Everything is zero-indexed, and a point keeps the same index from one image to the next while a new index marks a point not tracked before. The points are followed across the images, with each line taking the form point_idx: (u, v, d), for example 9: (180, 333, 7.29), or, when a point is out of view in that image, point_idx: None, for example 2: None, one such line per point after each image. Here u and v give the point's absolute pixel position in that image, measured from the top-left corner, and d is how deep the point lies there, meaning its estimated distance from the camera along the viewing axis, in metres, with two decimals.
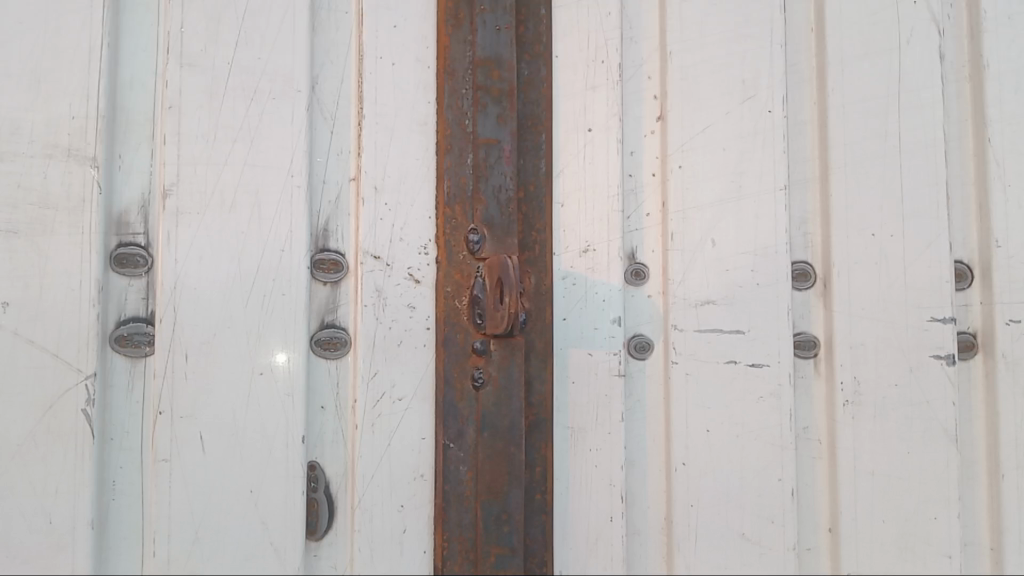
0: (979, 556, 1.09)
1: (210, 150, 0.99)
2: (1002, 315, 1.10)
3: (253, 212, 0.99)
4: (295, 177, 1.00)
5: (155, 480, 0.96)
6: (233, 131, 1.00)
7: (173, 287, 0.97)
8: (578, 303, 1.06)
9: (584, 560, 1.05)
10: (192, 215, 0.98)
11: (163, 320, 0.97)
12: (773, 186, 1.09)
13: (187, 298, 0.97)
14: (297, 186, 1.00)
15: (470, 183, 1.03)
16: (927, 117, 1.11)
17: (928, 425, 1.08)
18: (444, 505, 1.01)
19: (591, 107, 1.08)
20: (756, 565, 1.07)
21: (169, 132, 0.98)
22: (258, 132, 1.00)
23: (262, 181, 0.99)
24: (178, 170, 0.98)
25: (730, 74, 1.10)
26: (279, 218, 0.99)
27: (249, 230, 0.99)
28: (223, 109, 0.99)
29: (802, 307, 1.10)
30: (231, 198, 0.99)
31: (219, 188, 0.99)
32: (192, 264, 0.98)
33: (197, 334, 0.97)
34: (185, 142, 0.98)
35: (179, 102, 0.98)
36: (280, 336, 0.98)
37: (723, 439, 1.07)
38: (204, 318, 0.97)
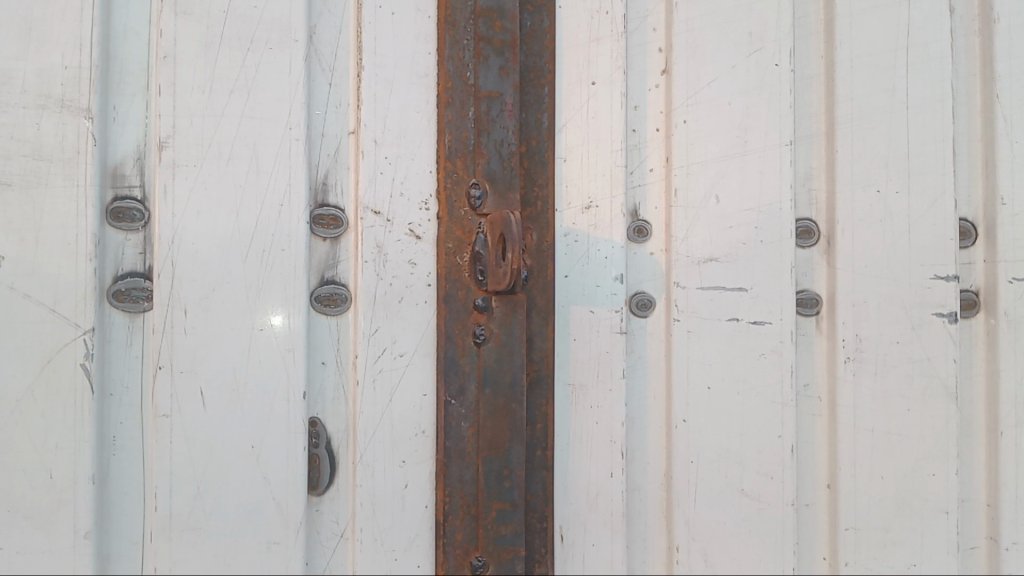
0: (975, 513, 1.10)
1: (206, 102, 0.97)
2: (1006, 273, 1.09)
3: (251, 166, 0.97)
4: (293, 130, 0.98)
5: (155, 435, 0.96)
6: (230, 82, 0.97)
7: (171, 241, 0.96)
8: (580, 260, 1.06)
9: (584, 514, 1.06)
10: (188, 167, 0.96)
11: (161, 275, 0.95)
12: (777, 142, 1.07)
13: (184, 252, 0.96)
14: (295, 140, 0.98)
15: (471, 137, 1.02)
16: (935, 72, 1.08)
17: (928, 382, 1.08)
18: (445, 460, 1.01)
19: (595, 59, 1.06)
20: (755, 520, 1.08)
21: (164, 82, 0.96)
22: (255, 83, 0.98)
23: (260, 134, 0.98)
24: (174, 122, 0.96)
25: (736, 27, 1.08)
26: (278, 172, 0.98)
27: (247, 183, 0.97)
28: (220, 59, 0.97)
29: (805, 265, 1.09)
30: (229, 150, 0.97)
31: (216, 141, 0.97)
32: (189, 218, 0.96)
33: (195, 289, 0.96)
34: (181, 93, 0.96)
35: (173, 51, 0.96)
36: (279, 292, 0.98)
37: (724, 396, 1.07)
38: (203, 274, 0.96)
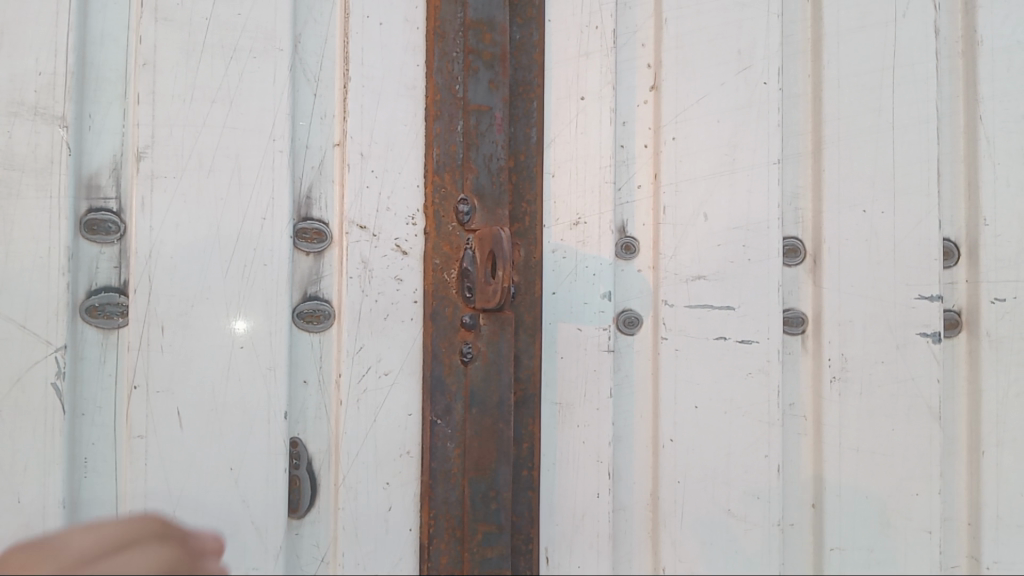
0: (957, 531, 1.11)
1: (187, 111, 0.93)
2: (988, 294, 1.10)
3: (233, 178, 0.94)
4: (277, 142, 0.95)
5: (129, 458, 0.92)
6: (212, 91, 0.94)
7: (148, 255, 0.92)
8: (568, 277, 1.04)
9: (570, 536, 1.04)
10: (167, 178, 0.93)
11: (137, 290, 0.92)
12: (766, 160, 1.07)
13: (162, 267, 0.92)
14: (279, 151, 0.95)
15: (460, 151, 1.00)
16: (921, 92, 1.09)
17: (912, 402, 1.09)
18: (431, 482, 0.98)
19: (584, 74, 1.05)
20: (741, 541, 1.07)
21: (143, 90, 0.92)
22: (238, 92, 0.95)
23: (242, 145, 0.95)
24: (153, 131, 0.93)
25: (726, 44, 1.07)
26: (261, 184, 0.95)
27: (228, 196, 0.94)
28: (201, 67, 0.94)
29: (792, 283, 1.09)
30: (210, 162, 0.94)
31: (196, 151, 0.94)
32: (168, 231, 0.93)
33: (173, 305, 0.93)
34: (160, 102, 0.93)
35: (153, 59, 0.93)
36: (261, 309, 0.94)
37: (711, 415, 1.06)
38: (181, 289, 0.93)
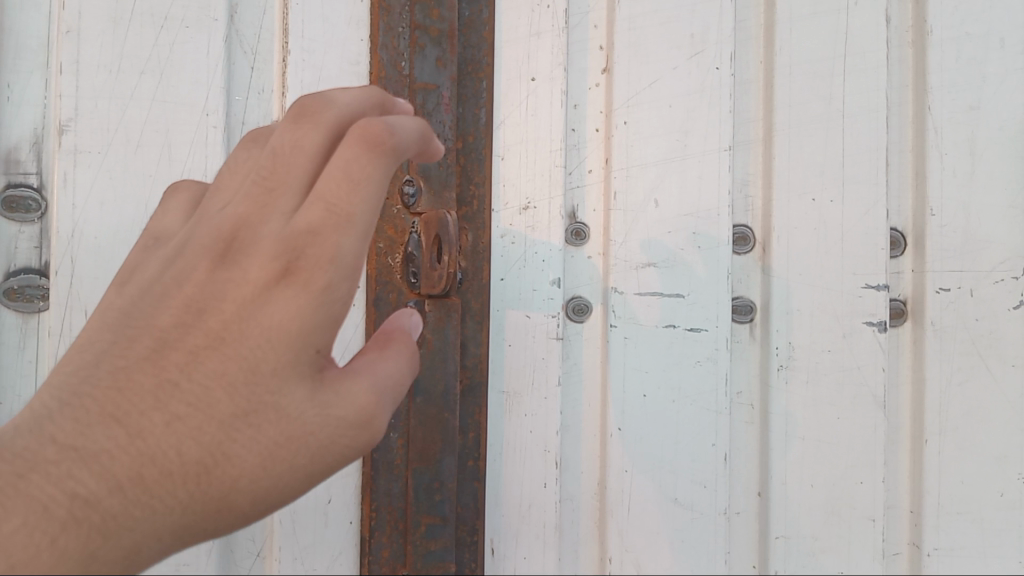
0: (899, 519, 1.12)
1: (114, 82, 0.88)
2: (933, 283, 1.10)
3: (162, 154, 0.89)
4: (210, 117, 0.91)
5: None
6: (141, 61, 0.89)
7: (70, 236, 0.87)
8: (517, 263, 1.02)
9: (516, 526, 1.03)
10: (92, 154, 0.88)
11: (59, 271, 0.87)
12: (718, 146, 1.04)
13: (86, 248, 0.88)
14: (213, 127, 0.91)
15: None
16: (872, 80, 1.08)
17: (858, 391, 1.08)
18: (373, 473, 0.96)
19: (535, 55, 1.02)
20: (688, 530, 1.06)
21: (66, 60, 0.87)
22: (169, 64, 0.90)
23: (173, 119, 0.90)
24: (77, 104, 0.87)
25: (679, 27, 1.05)
26: (193, 161, 0.90)
27: (157, 172, 0.89)
28: (129, 36, 0.89)
29: (740, 272, 1.09)
30: (138, 137, 0.89)
31: (123, 125, 0.89)
32: (93, 210, 0.88)
33: (97, 288, 0.88)
34: (84, 72, 0.88)
35: (77, 25, 0.87)
36: None
37: (659, 404, 1.05)
38: (106, 272, 0.88)
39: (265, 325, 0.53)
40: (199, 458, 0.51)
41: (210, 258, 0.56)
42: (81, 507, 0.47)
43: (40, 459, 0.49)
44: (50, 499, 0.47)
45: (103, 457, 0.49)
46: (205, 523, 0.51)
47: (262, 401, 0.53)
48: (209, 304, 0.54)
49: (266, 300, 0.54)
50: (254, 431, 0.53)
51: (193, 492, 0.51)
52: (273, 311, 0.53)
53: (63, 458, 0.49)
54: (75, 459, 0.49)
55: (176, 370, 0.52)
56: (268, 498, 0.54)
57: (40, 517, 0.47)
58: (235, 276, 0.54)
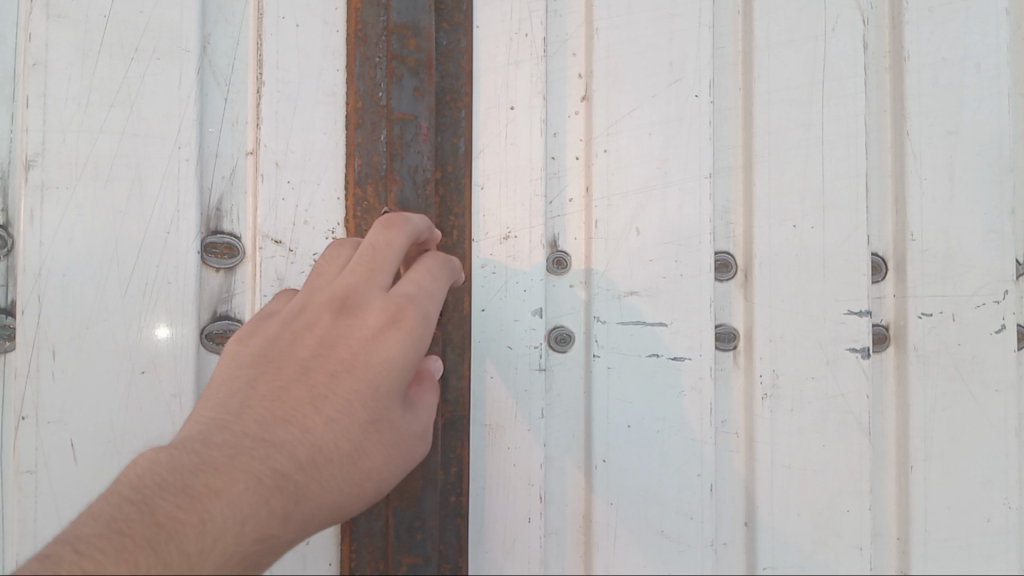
0: (888, 548, 1.10)
1: (83, 115, 0.86)
2: (915, 308, 1.10)
3: (133, 188, 0.87)
4: (183, 149, 0.89)
5: (18, 494, 0.85)
6: (111, 94, 0.87)
7: (38, 273, 0.85)
8: (498, 293, 1.01)
9: (500, 563, 1.01)
10: (60, 189, 0.86)
11: (26, 311, 0.84)
12: (698, 173, 1.04)
13: (53, 285, 0.85)
14: (185, 160, 0.89)
15: (383, 162, 0.94)
16: (850, 107, 1.08)
17: (842, 417, 1.08)
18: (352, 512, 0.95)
19: (513, 83, 1.01)
20: (675, 563, 1.04)
21: (33, 93, 0.85)
22: (140, 96, 0.88)
23: (144, 153, 0.88)
24: (44, 138, 0.85)
25: (658, 55, 1.04)
26: (165, 195, 0.88)
27: (128, 207, 0.87)
28: (98, 68, 0.87)
29: (723, 298, 1.09)
30: (108, 170, 0.87)
31: (92, 159, 0.87)
32: (61, 247, 0.85)
33: (65, 328, 0.85)
34: (53, 106, 0.85)
35: (44, 58, 0.85)
36: (163, 318, 0.88)
37: (644, 433, 1.03)
38: (75, 311, 0.86)
39: (383, 356, 0.65)
40: (345, 453, 0.61)
41: (331, 310, 0.67)
42: (280, 480, 0.55)
43: (238, 446, 0.56)
44: (259, 471, 0.55)
45: (287, 446, 0.58)
46: (349, 506, 0.61)
47: (382, 413, 0.64)
48: (338, 341, 0.65)
49: (385, 336, 0.66)
50: (381, 436, 0.64)
51: (342, 480, 0.60)
52: (392, 343, 0.65)
53: (257, 444, 0.56)
54: (267, 446, 0.57)
55: (323, 385, 0.62)
56: (379, 495, 0.64)
57: (253, 482, 0.54)
58: (358, 323, 0.66)
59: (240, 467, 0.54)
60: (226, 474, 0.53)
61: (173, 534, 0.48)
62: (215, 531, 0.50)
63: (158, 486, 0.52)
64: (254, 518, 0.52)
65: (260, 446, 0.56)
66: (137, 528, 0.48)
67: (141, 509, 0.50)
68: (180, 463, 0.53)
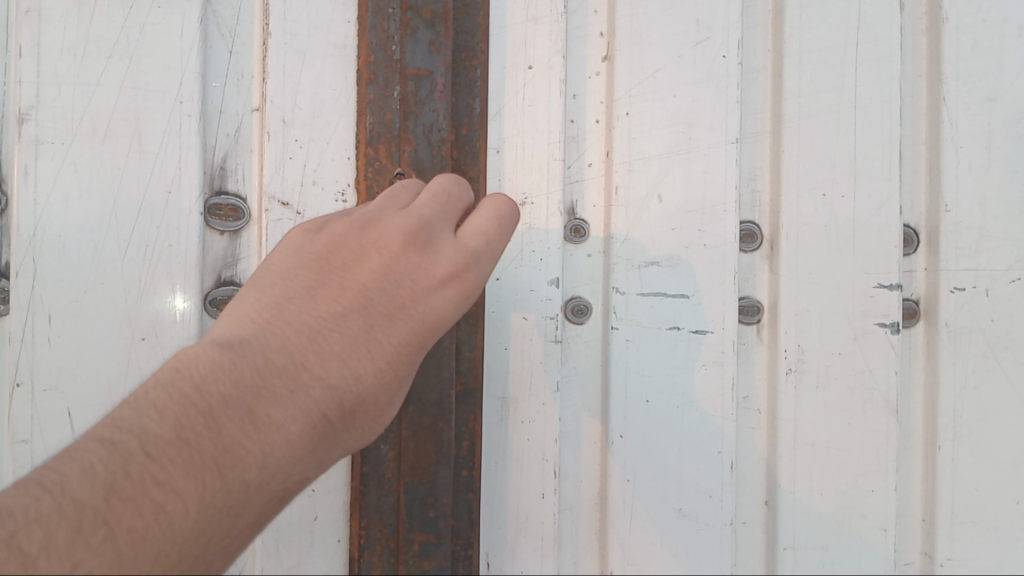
0: (911, 527, 1.07)
1: (80, 65, 0.82)
2: (948, 282, 1.05)
3: (132, 146, 0.83)
4: (185, 105, 0.85)
5: (14, 465, 0.82)
6: (109, 44, 0.83)
7: (33, 236, 0.80)
8: (513, 262, 0.96)
9: (513, 539, 0.98)
10: (55, 144, 0.81)
11: (21, 273, 0.81)
12: (724, 139, 0.99)
13: (50, 248, 0.81)
14: (187, 116, 0.85)
15: (397, 120, 0.90)
16: (885, 70, 1.03)
17: (869, 396, 1.03)
18: (362, 488, 0.92)
19: (532, 41, 0.97)
20: (692, 542, 1.01)
21: (26, 42, 0.80)
22: (139, 47, 0.83)
23: (144, 107, 0.83)
24: (39, 90, 0.81)
25: (683, 13, 0.99)
26: (165, 152, 0.84)
27: (128, 165, 0.83)
28: (95, 16, 0.82)
29: (747, 270, 1.05)
30: (105, 126, 0.83)
31: (90, 114, 0.82)
32: (57, 207, 0.81)
33: (61, 293, 0.81)
34: (46, 56, 0.81)
35: (37, 4, 0.81)
36: (167, 293, 0.85)
37: (663, 409, 0.99)
38: (72, 276, 0.82)
39: (446, 311, 0.56)
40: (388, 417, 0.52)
41: (404, 239, 0.57)
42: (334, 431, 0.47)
43: (299, 377, 0.47)
44: (318, 416, 0.46)
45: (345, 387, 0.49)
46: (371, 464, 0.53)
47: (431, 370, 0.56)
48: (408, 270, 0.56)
49: (446, 288, 0.56)
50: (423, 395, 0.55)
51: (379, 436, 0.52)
52: (449, 299, 0.56)
53: (317, 379, 0.47)
54: (327, 385, 0.48)
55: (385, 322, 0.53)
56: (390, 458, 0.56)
57: (311, 426, 0.45)
58: (431, 259, 0.57)
59: (301, 402, 0.45)
60: (289, 404, 0.45)
61: (235, 461, 0.41)
62: (274, 467, 0.42)
63: (221, 396, 0.43)
64: (306, 466, 0.44)
65: (323, 381, 0.47)
66: (203, 445, 0.40)
67: (207, 425, 0.41)
68: (243, 378, 0.45)
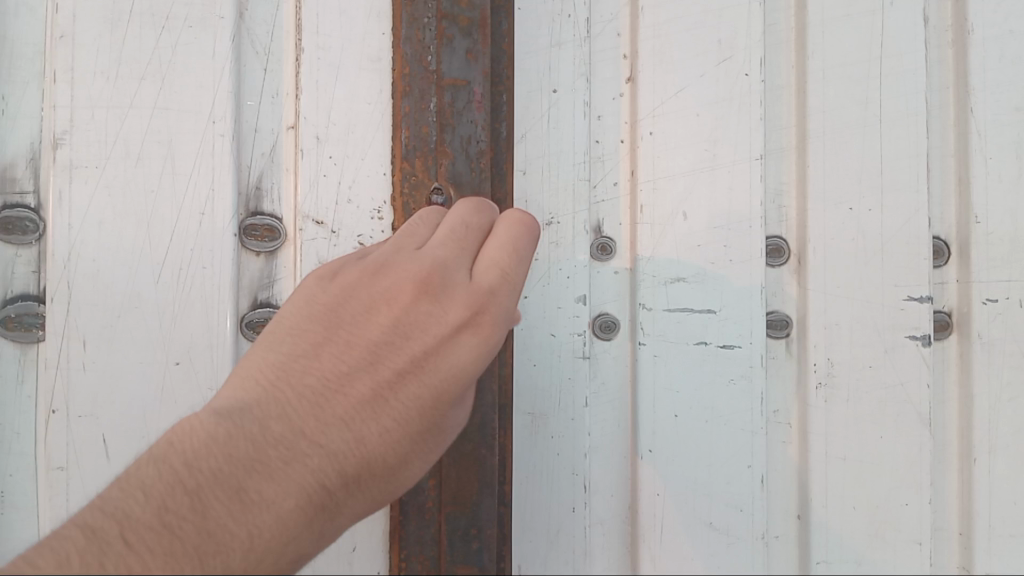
0: (948, 542, 1.06)
1: (114, 89, 0.87)
2: (980, 294, 1.05)
3: (165, 168, 0.88)
4: (217, 124, 0.89)
5: (50, 491, 0.87)
6: (141, 67, 0.88)
7: (67, 259, 0.86)
8: (541, 279, 0.99)
9: (544, 553, 1.00)
10: (88, 168, 0.86)
11: (56, 295, 0.86)
12: (748, 155, 1.01)
13: (84, 271, 0.86)
14: (219, 135, 0.89)
15: (433, 134, 0.89)
16: (909, 84, 1.04)
17: (901, 408, 1.03)
18: (402, 519, 0.90)
19: (556, 66, 1.00)
20: (723, 556, 1.01)
21: (61, 67, 0.86)
22: (171, 68, 0.88)
23: (177, 128, 0.88)
24: (73, 114, 0.86)
25: (706, 33, 1.01)
26: (199, 172, 0.89)
27: (161, 186, 0.88)
28: (128, 40, 0.88)
29: (774, 284, 1.05)
30: (138, 149, 0.88)
31: (123, 136, 0.87)
32: (90, 231, 0.86)
33: (96, 316, 0.87)
34: (80, 80, 0.86)
35: (72, 31, 0.86)
36: (200, 319, 0.89)
37: (692, 424, 1.01)
38: (106, 297, 0.87)
39: (460, 363, 0.55)
40: (397, 471, 0.53)
41: (415, 290, 0.57)
42: (328, 502, 0.48)
43: (294, 449, 0.48)
44: (311, 489, 0.47)
45: (343, 457, 0.49)
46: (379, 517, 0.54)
47: (443, 424, 0.56)
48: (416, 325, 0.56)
49: (458, 340, 0.55)
50: (436, 448, 0.56)
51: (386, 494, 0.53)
52: (462, 352, 0.55)
53: (312, 451, 0.48)
54: (322, 455, 0.49)
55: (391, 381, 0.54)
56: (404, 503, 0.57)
57: (302, 503, 0.47)
58: (443, 308, 0.56)
59: (293, 478, 0.47)
60: (278, 483, 0.46)
61: (219, 547, 0.42)
62: (262, 548, 0.44)
63: (212, 477, 0.45)
64: (298, 537, 0.46)
65: (317, 453, 0.48)
66: (186, 530, 0.42)
67: (193, 507, 0.43)
68: (237, 453, 0.46)
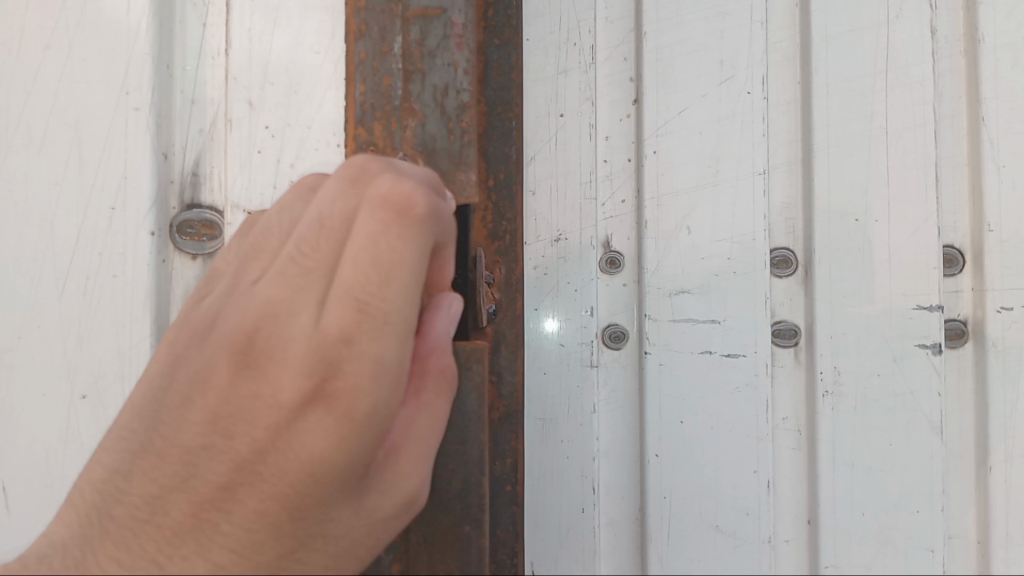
0: (964, 550, 1.07)
1: (21, 73, 0.92)
2: (994, 302, 1.05)
3: (72, 153, 0.92)
4: (130, 96, 0.92)
5: None
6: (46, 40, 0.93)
7: None
8: (550, 292, 1.06)
9: (555, 551, 1.06)
10: None
11: None
12: (751, 170, 1.05)
13: None
14: (132, 108, 0.92)
15: (397, 87, 0.66)
16: (916, 95, 1.05)
17: (911, 416, 1.04)
18: None
19: (563, 92, 1.07)
20: (730, 558, 1.05)
21: None
22: (75, 36, 0.93)
23: (82, 109, 0.92)
24: None
25: (708, 55, 1.05)
26: (109, 158, 0.92)
27: (66, 177, 0.92)
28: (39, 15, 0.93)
29: (782, 295, 1.07)
30: (43, 135, 0.92)
31: (28, 121, 0.92)
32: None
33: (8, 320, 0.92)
34: None
35: None
36: (108, 338, 0.92)
37: (700, 430, 1.05)
38: (14, 299, 0.92)
39: (300, 450, 0.50)
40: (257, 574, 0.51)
41: (229, 370, 0.52)
42: None
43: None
44: None
45: None
46: None
47: (307, 514, 0.51)
48: (238, 410, 0.52)
49: (296, 425, 0.50)
50: (309, 538, 0.52)
51: None
52: (304, 436, 0.50)
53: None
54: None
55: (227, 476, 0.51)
56: None
57: None
58: (267, 388, 0.51)
59: None
60: None
61: None
62: None
63: None
64: None
65: None
66: None
67: None
68: None
